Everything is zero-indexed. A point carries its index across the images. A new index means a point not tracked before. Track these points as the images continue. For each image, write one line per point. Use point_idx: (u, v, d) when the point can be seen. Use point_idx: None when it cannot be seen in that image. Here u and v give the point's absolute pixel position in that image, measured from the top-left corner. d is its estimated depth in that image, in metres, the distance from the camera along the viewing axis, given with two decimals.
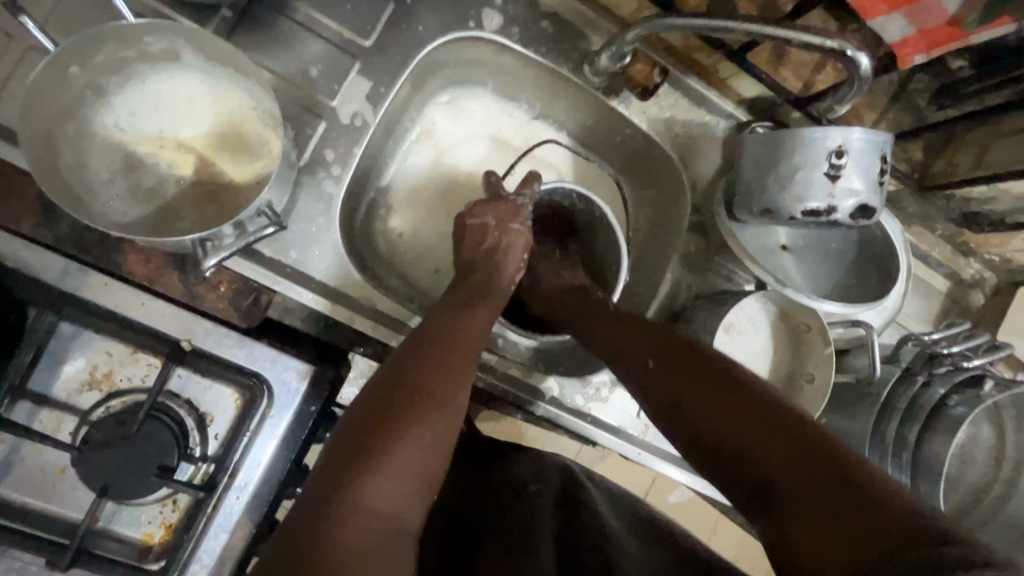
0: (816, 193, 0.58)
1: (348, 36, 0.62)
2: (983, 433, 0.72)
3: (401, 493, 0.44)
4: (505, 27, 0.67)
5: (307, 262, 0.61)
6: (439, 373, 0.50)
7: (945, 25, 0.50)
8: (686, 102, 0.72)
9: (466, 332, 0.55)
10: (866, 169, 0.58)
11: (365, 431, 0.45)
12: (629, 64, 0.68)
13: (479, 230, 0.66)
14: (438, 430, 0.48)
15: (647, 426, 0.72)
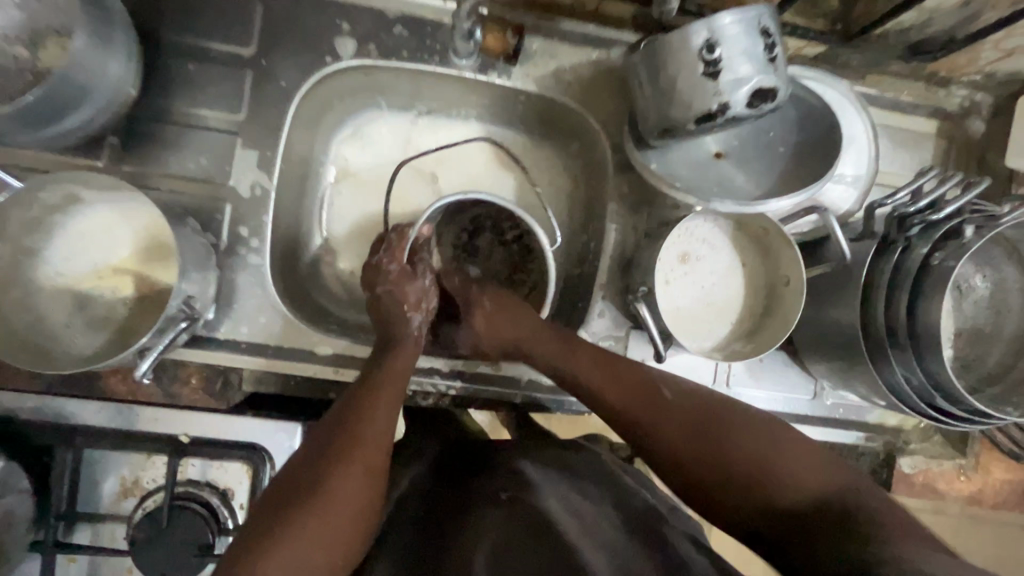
0: (703, 96, 0.54)
1: (223, 117, 0.65)
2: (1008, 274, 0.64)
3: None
4: (362, 48, 0.67)
5: (258, 333, 0.66)
6: (329, 459, 0.49)
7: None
8: (568, 46, 0.69)
9: (365, 409, 0.53)
10: (747, 51, 0.52)
11: (263, 518, 0.45)
12: (482, 37, 0.65)
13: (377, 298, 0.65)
14: (341, 493, 0.47)
15: None
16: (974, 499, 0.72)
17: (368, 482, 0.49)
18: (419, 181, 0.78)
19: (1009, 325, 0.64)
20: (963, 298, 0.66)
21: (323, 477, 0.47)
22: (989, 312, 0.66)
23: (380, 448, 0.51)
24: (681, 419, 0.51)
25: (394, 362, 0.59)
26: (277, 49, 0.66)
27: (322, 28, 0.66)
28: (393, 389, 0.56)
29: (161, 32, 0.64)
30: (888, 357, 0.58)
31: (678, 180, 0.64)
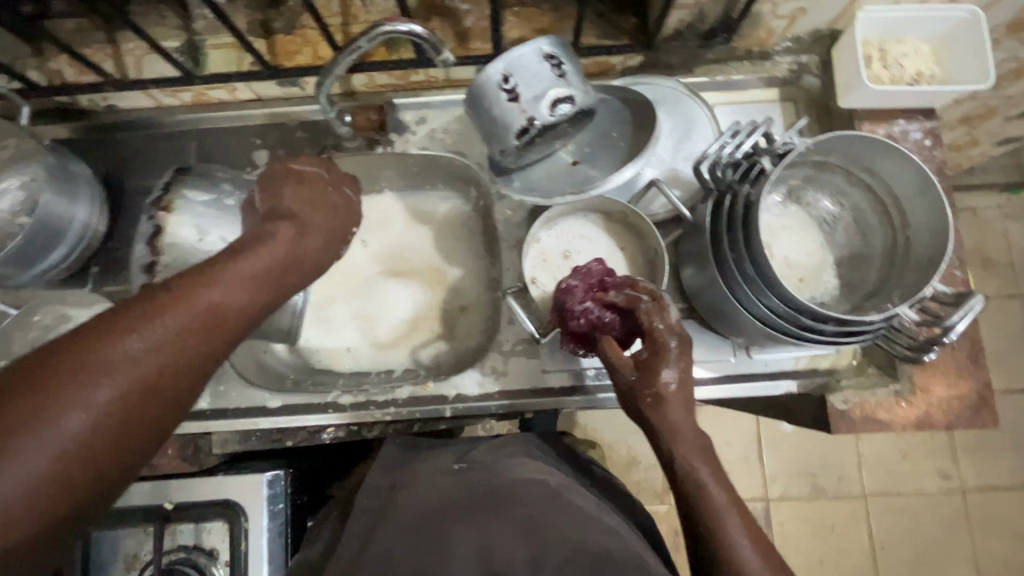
0: (512, 117, 0.66)
1: None
2: (856, 197, 0.69)
3: (82, 442, 0.43)
4: (272, 154, 0.84)
5: (221, 398, 0.78)
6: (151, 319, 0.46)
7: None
8: (434, 111, 0.84)
9: (204, 282, 0.49)
10: (535, 74, 0.64)
11: (57, 363, 0.43)
12: (354, 120, 0.80)
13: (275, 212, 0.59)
14: (155, 373, 0.46)
15: (554, 375, 0.77)
16: (922, 423, 0.70)
17: (185, 353, 0.48)
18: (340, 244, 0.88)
19: (874, 241, 0.68)
20: (826, 229, 0.71)
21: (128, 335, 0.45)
22: (857, 235, 0.70)
23: (212, 332, 0.49)
24: (748, 533, 0.53)
25: (268, 266, 0.54)
26: None
27: (240, 148, 0.84)
28: (248, 285, 0.52)
29: (124, 180, 0.83)
30: (749, 296, 0.62)
31: (536, 193, 0.73)
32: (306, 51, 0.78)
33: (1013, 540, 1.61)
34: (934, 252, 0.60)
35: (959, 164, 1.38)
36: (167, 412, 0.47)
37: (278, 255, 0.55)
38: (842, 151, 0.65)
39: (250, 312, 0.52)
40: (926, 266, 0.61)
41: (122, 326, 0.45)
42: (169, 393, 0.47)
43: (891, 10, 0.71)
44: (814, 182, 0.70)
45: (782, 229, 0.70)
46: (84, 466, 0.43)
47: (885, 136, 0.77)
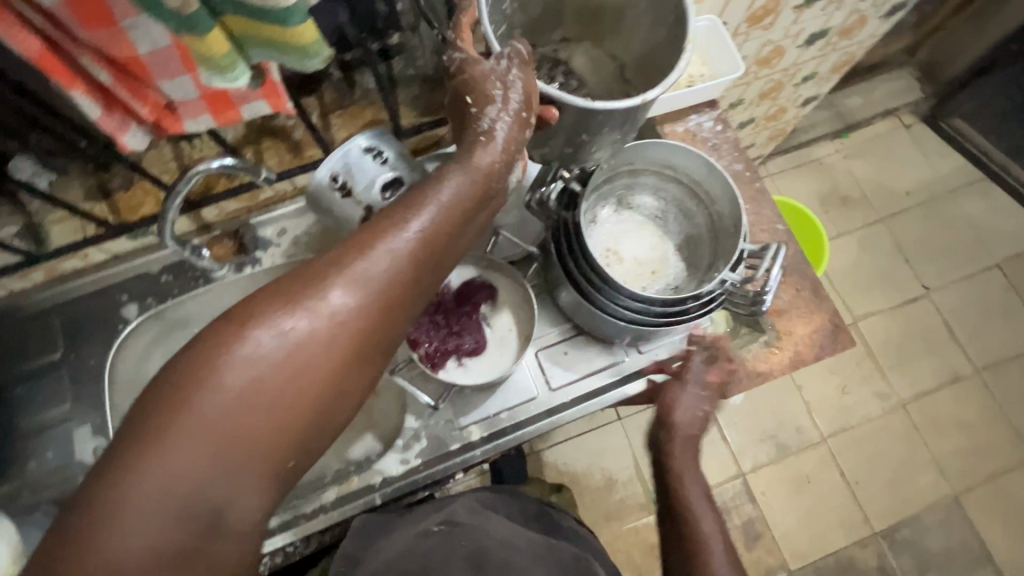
0: (351, 208, 0.72)
1: (55, 412, 0.80)
2: (668, 190, 0.78)
3: (228, 440, 0.41)
4: (142, 304, 0.85)
5: None
6: (218, 368, 0.41)
7: (200, 97, 0.57)
8: (290, 218, 0.88)
9: (365, 256, 0.46)
10: (360, 166, 0.70)
11: (225, 328, 0.42)
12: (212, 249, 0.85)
13: (365, 239, 0.47)
14: (280, 377, 0.43)
15: (471, 428, 0.78)
16: (796, 362, 0.78)
17: (265, 427, 0.43)
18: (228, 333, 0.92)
19: (696, 219, 0.78)
20: (661, 223, 0.80)
21: (295, 310, 0.44)
22: (685, 222, 0.79)
23: (315, 363, 0.44)
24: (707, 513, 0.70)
25: (360, 303, 0.45)
26: (81, 342, 0.83)
27: (108, 308, 0.84)
28: (315, 341, 0.44)
29: None
30: (605, 303, 0.69)
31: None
32: (148, 201, 0.81)
33: (960, 434, 1.74)
34: (734, 219, 0.71)
35: (784, 129, 1.58)
36: (312, 409, 0.45)
37: (352, 311, 0.45)
38: (634, 155, 0.75)
39: (399, 300, 0.48)
40: (733, 233, 0.71)
41: (130, 461, 0.39)
42: (343, 377, 0.46)
43: None
44: (635, 189, 0.80)
45: (624, 235, 0.78)
46: (185, 526, 0.40)
47: (685, 132, 0.89)
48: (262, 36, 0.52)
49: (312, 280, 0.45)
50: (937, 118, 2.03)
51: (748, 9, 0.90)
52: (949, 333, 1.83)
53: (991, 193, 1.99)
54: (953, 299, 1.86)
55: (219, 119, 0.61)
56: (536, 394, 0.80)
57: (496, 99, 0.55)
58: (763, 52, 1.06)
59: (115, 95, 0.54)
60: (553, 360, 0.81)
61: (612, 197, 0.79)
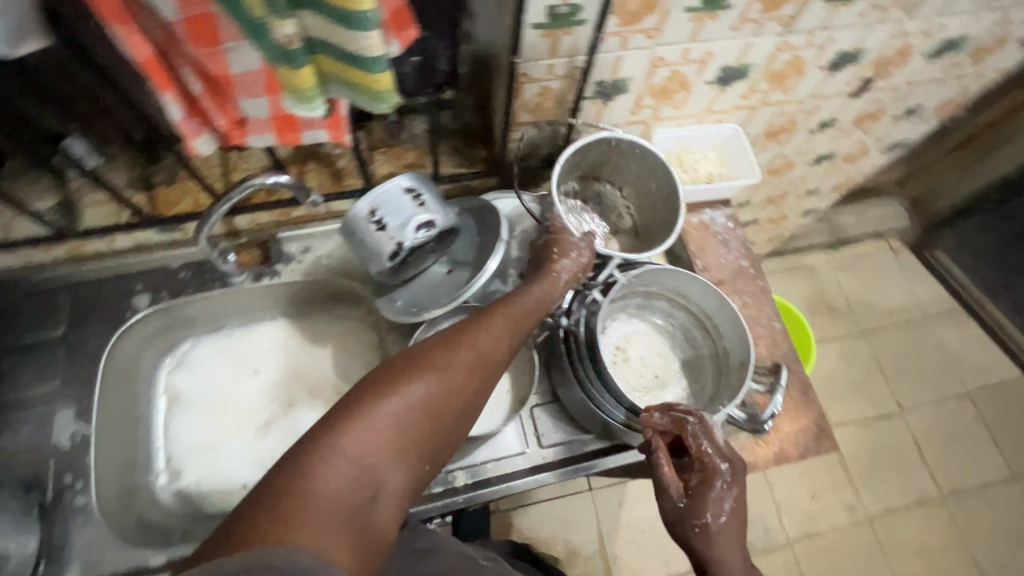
0: (385, 243, 0.76)
1: (43, 388, 0.79)
2: (684, 317, 0.81)
3: (399, 432, 0.55)
4: (154, 296, 0.86)
5: (93, 563, 0.71)
6: (405, 380, 0.58)
7: (275, 120, 0.62)
8: (317, 239, 0.90)
9: (488, 319, 0.66)
10: (398, 206, 0.75)
11: (405, 355, 0.61)
12: (240, 255, 0.88)
13: (488, 309, 0.68)
14: (437, 388, 0.59)
15: (457, 472, 0.78)
16: (779, 458, 0.80)
17: (419, 432, 0.57)
18: (229, 358, 0.93)
19: (705, 354, 0.80)
20: (669, 339, 0.83)
21: (450, 349, 0.62)
22: (689, 344, 0.82)
23: (457, 384, 0.61)
24: None
25: (485, 353, 0.64)
26: (86, 324, 0.83)
27: (119, 295, 0.85)
28: (461, 376, 0.61)
29: None
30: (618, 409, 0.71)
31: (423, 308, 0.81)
32: (186, 201, 0.84)
33: (923, 561, 1.73)
34: (742, 357, 0.73)
35: (780, 235, 1.68)
36: (448, 420, 0.60)
37: (483, 352, 0.64)
38: (659, 281, 0.79)
39: (503, 353, 0.66)
40: (740, 370, 0.72)
41: (326, 436, 0.52)
42: (470, 399, 0.62)
43: (677, 131, 0.92)
44: (648, 306, 0.83)
45: (636, 337, 0.82)
46: (356, 499, 0.51)
47: (698, 223, 0.95)
48: (348, 79, 0.57)
49: (460, 332, 0.64)
50: (921, 248, 2.18)
51: (767, 124, 0.99)
52: (918, 454, 1.86)
53: (966, 325, 2.09)
54: (923, 421, 1.91)
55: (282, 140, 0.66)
56: (524, 451, 0.80)
57: (570, 255, 0.74)
58: (774, 163, 1.15)
59: (200, 104, 0.58)
60: (548, 418, 0.83)
61: (633, 305, 0.82)
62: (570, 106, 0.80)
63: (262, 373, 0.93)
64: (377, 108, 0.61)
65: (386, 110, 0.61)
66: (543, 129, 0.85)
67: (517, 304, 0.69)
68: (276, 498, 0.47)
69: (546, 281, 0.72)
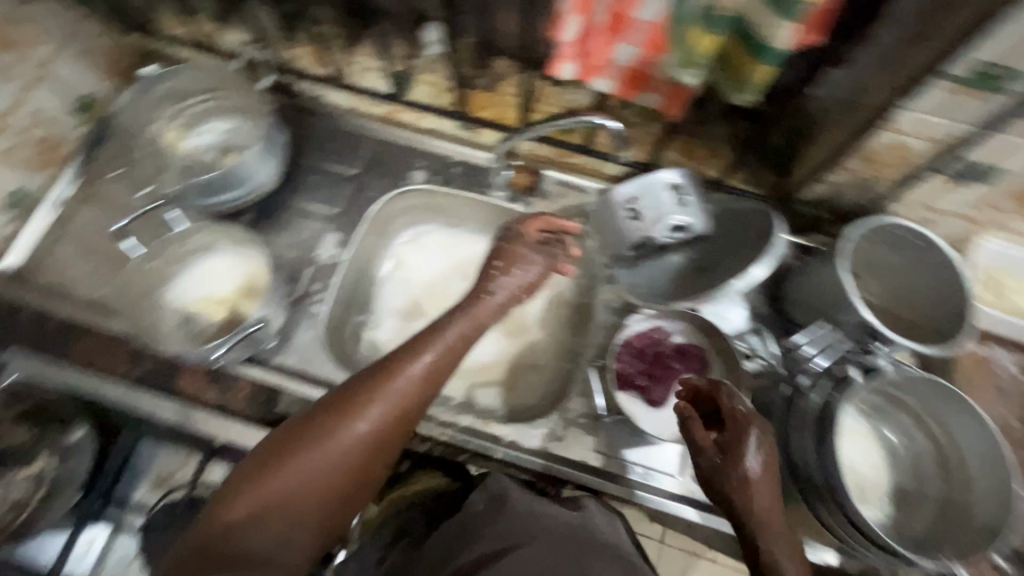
0: (633, 233, 0.76)
1: (324, 209, 0.94)
2: (925, 446, 0.70)
3: (269, 527, 0.55)
4: (428, 177, 0.96)
5: (304, 362, 0.85)
6: (349, 429, 0.58)
7: (628, 73, 0.65)
8: (575, 190, 0.93)
9: (395, 376, 0.60)
10: (658, 201, 0.75)
11: (305, 420, 0.59)
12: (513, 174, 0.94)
13: (376, 368, 0.61)
14: (325, 457, 0.57)
15: (606, 457, 0.80)
16: None
17: (353, 467, 0.59)
18: (451, 253, 1.02)
19: (931, 496, 0.69)
20: (892, 459, 0.72)
21: (351, 416, 0.58)
22: (914, 477, 0.71)
23: (364, 443, 0.59)
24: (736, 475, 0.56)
25: (387, 418, 0.60)
26: (371, 175, 0.96)
27: (402, 163, 0.96)
28: (374, 432, 0.59)
29: (304, 155, 0.96)
30: (816, 497, 0.64)
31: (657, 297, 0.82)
32: (494, 108, 0.92)
33: None
34: (995, 520, 0.61)
35: None
36: (374, 466, 0.60)
37: (384, 413, 0.59)
38: (921, 395, 0.69)
39: (413, 409, 0.61)
40: (985, 533, 0.61)
41: (207, 539, 0.53)
42: (389, 448, 0.61)
43: (1010, 246, 0.78)
44: (885, 413, 0.73)
45: (856, 434, 0.73)
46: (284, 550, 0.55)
47: (977, 355, 0.81)
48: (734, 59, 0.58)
49: (358, 388, 0.60)
50: None
51: None
52: None
53: None
54: None
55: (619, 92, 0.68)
56: (675, 475, 0.79)
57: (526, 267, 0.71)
58: None
59: (590, 31, 0.60)
60: None
61: (868, 403, 0.73)
62: (912, 174, 0.71)
63: (472, 279, 1.00)
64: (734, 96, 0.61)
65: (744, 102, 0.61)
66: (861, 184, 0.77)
67: (452, 331, 0.64)
68: (199, 544, 0.53)
69: (466, 319, 0.66)
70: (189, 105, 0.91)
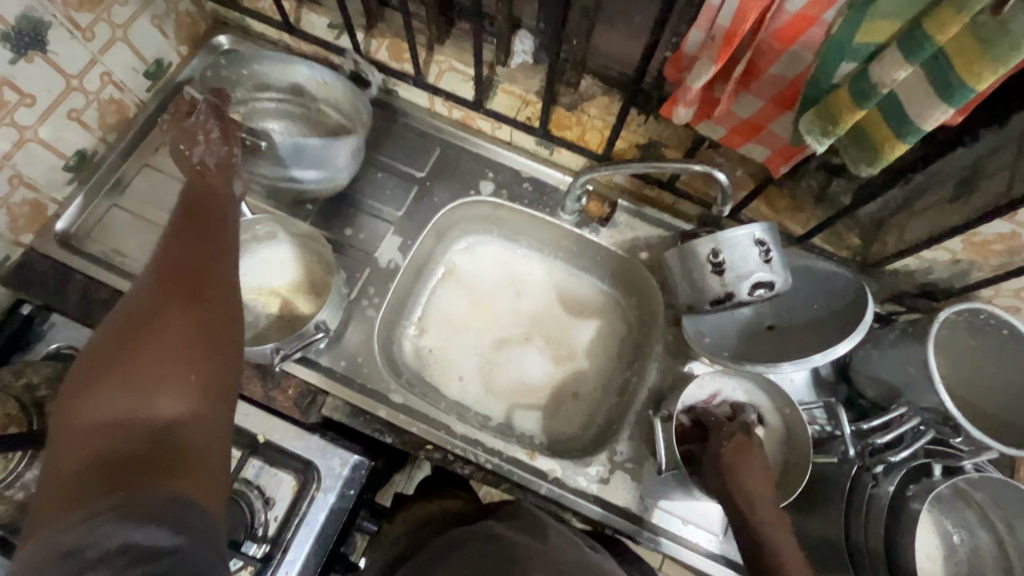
0: (713, 286, 0.74)
1: (386, 209, 0.91)
2: (989, 547, 0.70)
3: (144, 385, 0.45)
4: (496, 190, 0.93)
5: (353, 368, 0.83)
6: (144, 304, 0.50)
7: (744, 123, 0.63)
8: (647, 225, 0.91)
9: (192, 242, 0.58)
10: (744, 254, 0.71)
11: (116, 316, 0.50)
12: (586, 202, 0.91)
13: (172, 241, 0.58)
14: (177, 311, 0.50)
15: (650, 508, 0.78)
16: None
17: (193, 327, 0.50)
18: (504, 266, 0.99)
19: None
20: (950, 555, 0.71)
21: (163, 289, 0.52)
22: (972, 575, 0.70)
23: (188, 305, 0.51)
24: (736, 470, 0.67)
25: (199, 278, 0.54)
26: (439, 179, 0.93)
27: (472, 173, 0.94)
28: (185, 297, 0.52)
29: (372, 150, 0.93)
30: None
31: (722, 352, 0.80)
32: (575, 130, 0.87)
33: None
34: None
35: None
36: (215, 321, 0.52)
37: (195, 271, 0.55)
38: (992, 494, 0.68)
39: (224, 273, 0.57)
40: None
41: (68, 424, 0.43)
42: (214, 308, 0.53)
43: None
44: (950, 508, 0.72)
45: (923, 525, 0.72)
46: (173, 429, 0.45)
47: None
48: (869, 131, 0.55)
49: (165, 265, 0.54)
50: None
51: None
52: None
53: None
54: None
55: (726, 138, 0.67)
56: (717, 535, 0.77)
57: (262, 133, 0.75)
58: None
59: (722, 75, 0.58)
60: None
61: (935, 495, 0.72)
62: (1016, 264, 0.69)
63: (523, 295, 0.97)
64: (851, 164, 0.59)
65: (860, 174, 0.59)
66: (953, 264, 0.74)
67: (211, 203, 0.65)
68: (60, 471, 0.41)
69: (222, 184, 0.69)
70: (274, 100, 0.92)
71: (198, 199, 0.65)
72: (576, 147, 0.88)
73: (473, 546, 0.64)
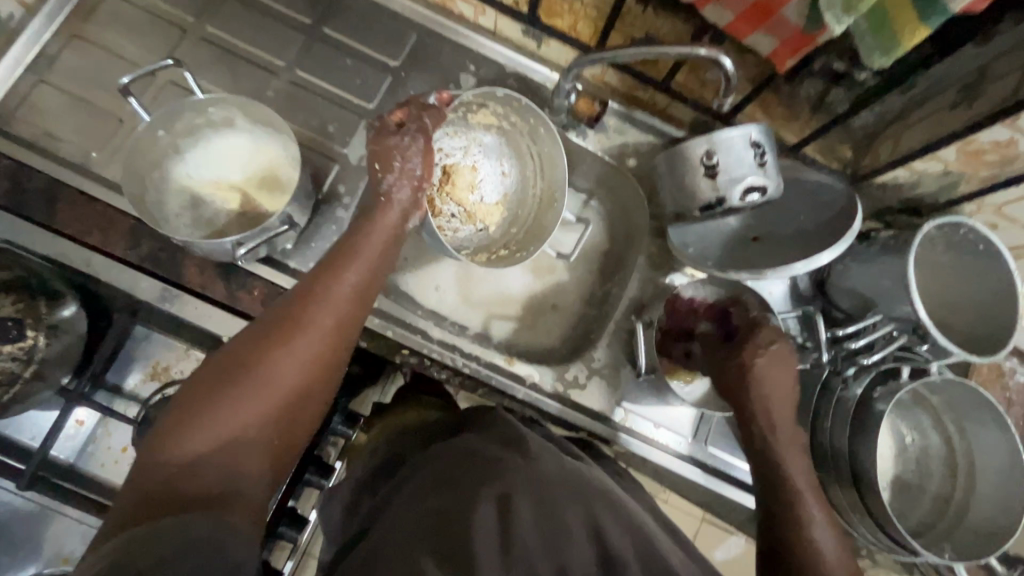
0: (706, 191, 0.71)
1: (356, 101, 0.83)
2: (936, 446, 0.75)
3: (232, 434, 0.52)
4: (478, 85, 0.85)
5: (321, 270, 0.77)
6: (259, 353, 0.56)
7: (754, 5, 0.57)
8: (637, 130, 0.86)
9: (334, 291, 0.62)
10: (739, 158, 0.68)
11: (234, 352, 0.56)
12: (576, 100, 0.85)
13: (313, 288, 0.62)
14: (283, 370, 0.56)
15: (626, 413, 0.79)
16: None
17: (296, 389, 0.57)
18: None
19: (932, 492, 0.74)
20: (902, 454, 0.76)
21: (282, 342, 0.57)
22: (918, 471, 0.75)
23: (297, 365, 0.57)
24: (740, 380, 0.69)
25: (318, 337, 0.59)
26: (415, 70, 0.84)
27: (452, 66, 0.85)
28: (297, 358, 0.58)
29: (339, 34, 0.84)
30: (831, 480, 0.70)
31: (706, 262, 0.79)
32: (567, 18, 0.78)
33: None
34: (998, 527, 0.66)
35: None
36: (319, 387, 0.59)
37: (323, 329, 0.60)
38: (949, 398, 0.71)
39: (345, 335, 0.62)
40: (985, 539, 0.67)
41: (163, 444, 0.50)
42: (321, 374, 0.59)
43: None
44: (907, 413, 0.76)
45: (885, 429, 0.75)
46: (234, 483, 0.50)
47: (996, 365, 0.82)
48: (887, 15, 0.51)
49: (292, 314, 0.59)
50: None
51: None
52: None
53: None
54: None
55: (732, 25, 0.61)
56: (687, 438, 0.80)
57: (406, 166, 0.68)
58: None
59: None
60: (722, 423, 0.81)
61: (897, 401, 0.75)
62: (1006, 177, 0.68)
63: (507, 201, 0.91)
64: (862, 54, 0.56)
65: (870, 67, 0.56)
66: (943, 176, 0.73)
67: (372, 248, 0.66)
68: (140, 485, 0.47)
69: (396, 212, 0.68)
70: None
71: (378, 235, 0.67)
72: (568, 38, 0.81)
73: (447, 473, 0.61)
